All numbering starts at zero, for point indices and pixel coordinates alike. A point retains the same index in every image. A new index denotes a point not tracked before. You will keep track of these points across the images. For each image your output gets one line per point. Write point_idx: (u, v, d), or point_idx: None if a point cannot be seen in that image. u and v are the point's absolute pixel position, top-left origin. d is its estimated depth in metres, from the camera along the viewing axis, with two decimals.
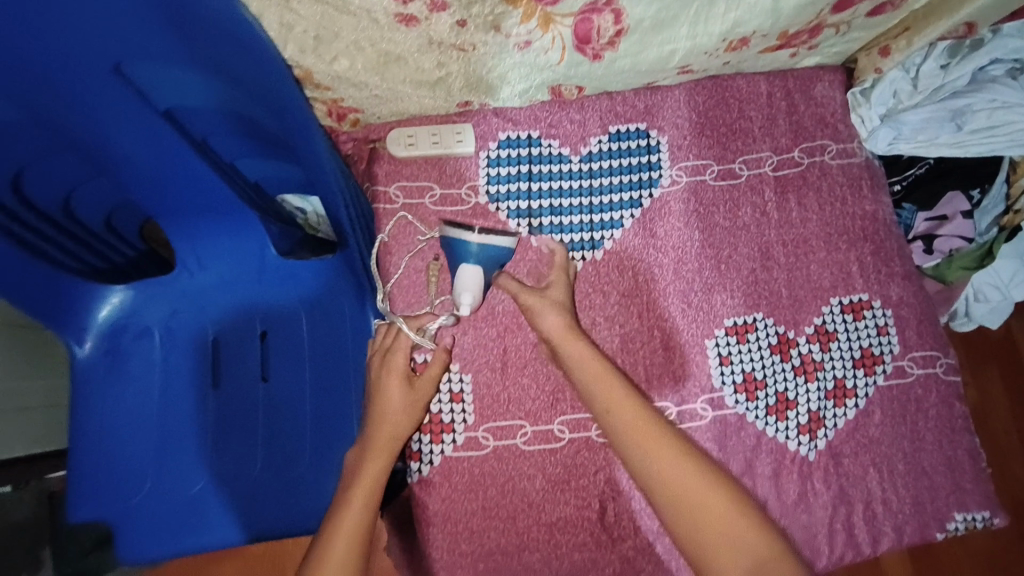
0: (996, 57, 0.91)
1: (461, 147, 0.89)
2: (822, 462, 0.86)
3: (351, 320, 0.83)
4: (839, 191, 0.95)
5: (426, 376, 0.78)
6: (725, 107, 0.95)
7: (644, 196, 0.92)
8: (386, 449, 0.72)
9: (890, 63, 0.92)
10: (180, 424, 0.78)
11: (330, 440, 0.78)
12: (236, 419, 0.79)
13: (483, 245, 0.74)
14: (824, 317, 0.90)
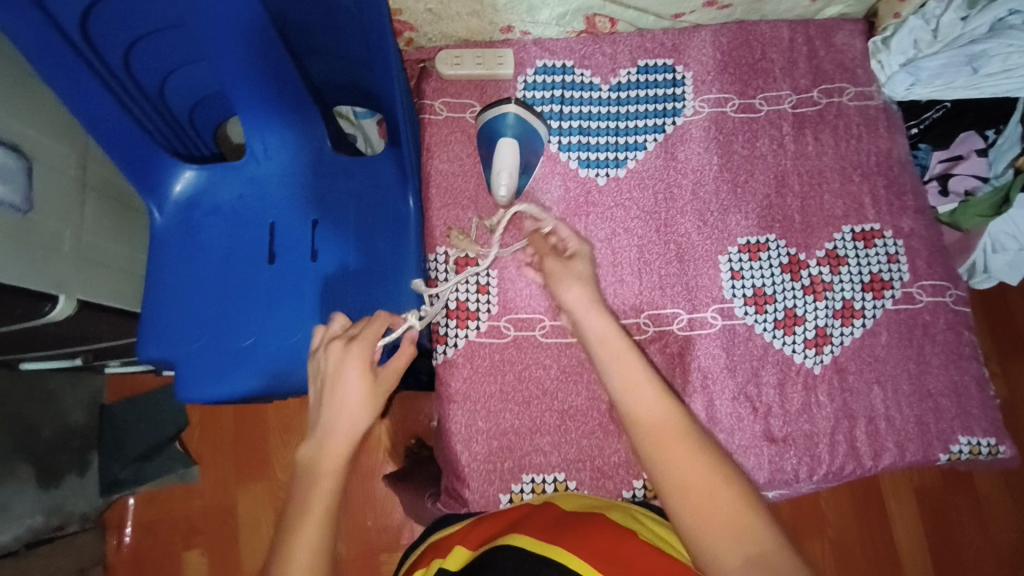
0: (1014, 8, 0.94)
1: (501, 70, 0.97)
2: (827, 376, 0.89)
3: (394, 212, 0.91)
4: (855, 130, 1.00)
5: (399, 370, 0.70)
6: (749, 48, 1.02)
7: (667, 123, 0.99)
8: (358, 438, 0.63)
9: (908, 12, 0.98)
10: (238, 288, 0.88)
11: (368, 314, 0.87)
12: (286, 289, 0.88)
13: (520, 117, 0.91)
14: (835, 242, 0.94)
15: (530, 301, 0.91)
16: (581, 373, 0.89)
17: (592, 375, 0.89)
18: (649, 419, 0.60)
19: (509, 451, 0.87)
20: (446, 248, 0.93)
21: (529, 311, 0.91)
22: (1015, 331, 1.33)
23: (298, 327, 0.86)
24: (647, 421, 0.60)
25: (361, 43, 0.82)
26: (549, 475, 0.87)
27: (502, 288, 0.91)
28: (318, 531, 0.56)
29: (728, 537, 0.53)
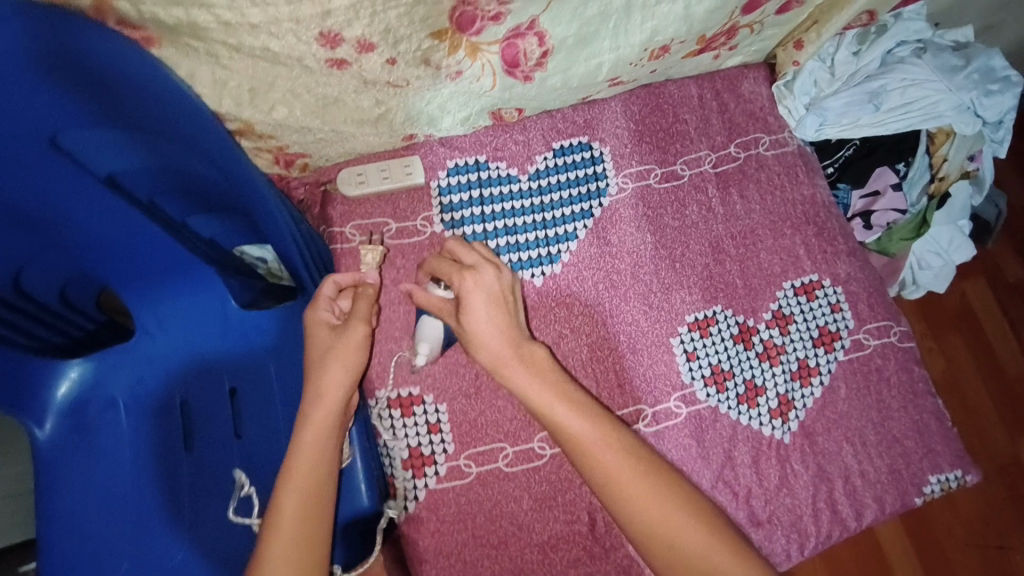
0: (901, 40, 0.97)
1: (410, 179, 0.90)
2: (798, 443, 0.88)
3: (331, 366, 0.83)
4: (777, 181, 0.99)
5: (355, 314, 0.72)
6: (660, 113, 0.99)
7: (594, 206, 0.94)
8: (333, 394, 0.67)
9: (807, 54, 0.98)
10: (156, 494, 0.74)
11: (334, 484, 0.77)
12: (211, 481, 0.75)
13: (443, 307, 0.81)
14: (780, 302, 0.93)
15: (487, 429, 0.84)
16: (554, 497, 0.83)
17: (567, 496, 0.83)
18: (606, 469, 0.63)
19: None
20: (388, 392, 0.84)
21: (487, 441, 0.84)
22: (937, 305, 1.34)
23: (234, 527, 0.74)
24: (608, 471, 0.63)
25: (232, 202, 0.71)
26: None
27: (454, 422, 0.84)
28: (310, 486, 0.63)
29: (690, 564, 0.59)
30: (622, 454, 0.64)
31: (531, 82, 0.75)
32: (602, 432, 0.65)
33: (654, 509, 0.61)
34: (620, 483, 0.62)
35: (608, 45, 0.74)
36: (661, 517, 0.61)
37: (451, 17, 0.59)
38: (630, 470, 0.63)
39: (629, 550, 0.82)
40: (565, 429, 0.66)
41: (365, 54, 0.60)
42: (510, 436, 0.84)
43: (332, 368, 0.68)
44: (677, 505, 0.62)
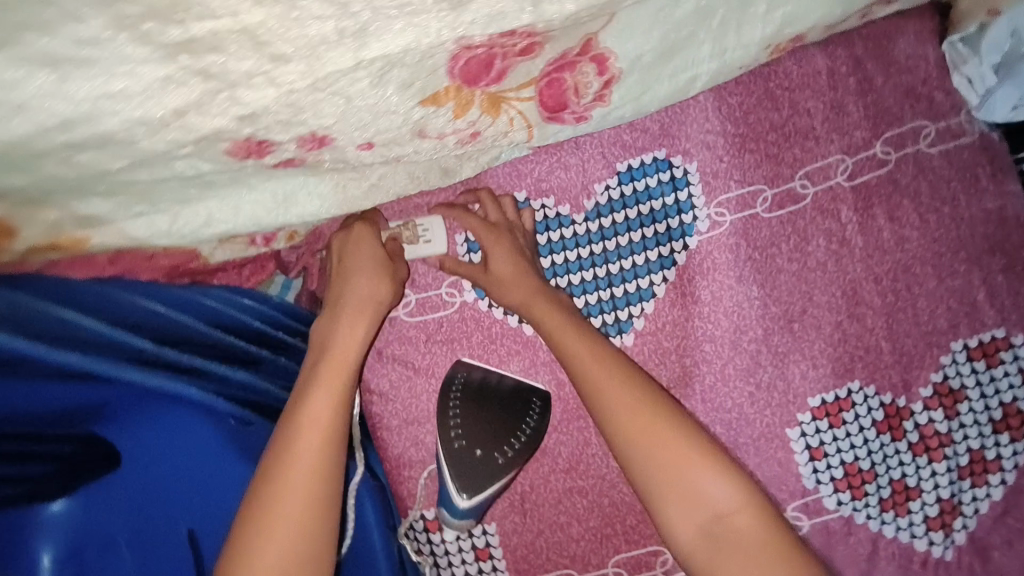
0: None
1: (427, 249, 0.64)
2: (964, 561, 0.67)
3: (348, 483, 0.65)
4: (946, 191, 0.69)
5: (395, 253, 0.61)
6: (771, 104, 0.69)
7: (676, 250, 0.69)
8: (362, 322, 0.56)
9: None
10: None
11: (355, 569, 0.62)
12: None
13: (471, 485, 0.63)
14: (945, 371, 0.67)
15: (549, 553, 0.68)
16: None
17: None
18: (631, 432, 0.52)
19: None
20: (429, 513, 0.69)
21: (550, 567, 0.68)
22: None
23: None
24: (629, 426, 0.52)
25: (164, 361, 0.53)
26: None
27: (507, 546, 0.68)
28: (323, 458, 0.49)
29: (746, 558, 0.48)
30: (678, 428, 0.52)
31: (587, 121, 0.49)
32: (647, 402, 0.53)
33: (718, 498, 0.49)
34: (674, 468, 0.50)
35: (709, 51, 0.47)
36: (728, 504, 0.49)
37: (451, 70, 0.38)
38: (687, 448, 0.51)
39: None
40: (603, 402, 0.53)
41: (316, 151, 0.41)
42: (576, 560, 0.68)
43: (360, 285, 0.57)
44: (748, 500, 0.50)
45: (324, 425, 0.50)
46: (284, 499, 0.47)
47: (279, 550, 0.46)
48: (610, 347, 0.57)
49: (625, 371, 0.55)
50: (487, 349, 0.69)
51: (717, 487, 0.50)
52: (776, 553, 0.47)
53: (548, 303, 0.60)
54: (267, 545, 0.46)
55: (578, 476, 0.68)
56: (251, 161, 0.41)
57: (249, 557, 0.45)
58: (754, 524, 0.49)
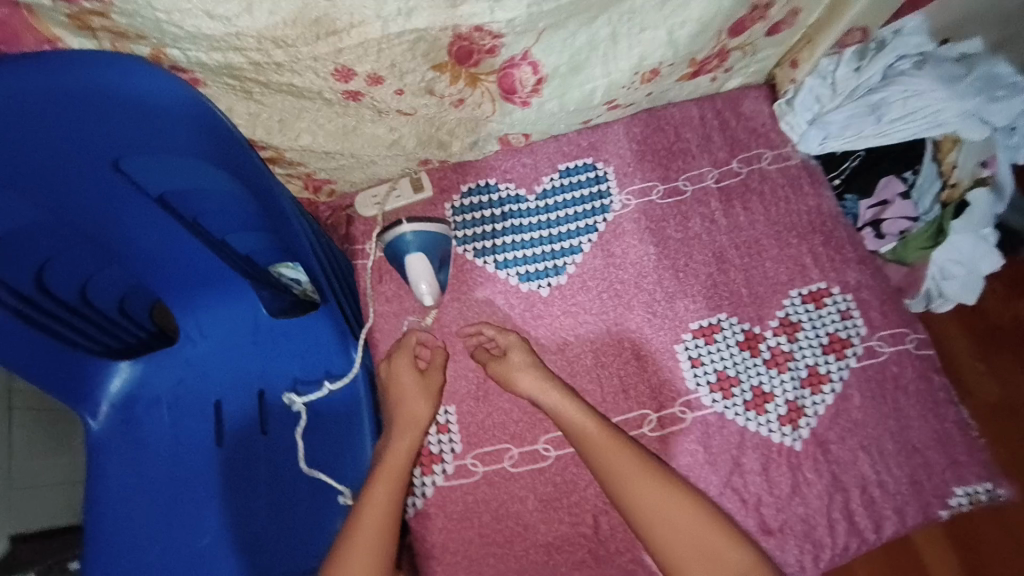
0: (901, 54, 0.97)
1: (422, 194, 0.98)
2: (810, 451, 0.87)
3: (337, 365, 0.89)
4: (781, 192, 1.01)
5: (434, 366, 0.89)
6: (663, 133, 1.04)
7: (598, 221, 0.99)
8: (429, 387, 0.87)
9: (804, 74, 1.02)
10: (201, 501, 0.82)
11: (351, 432, 0.87)
12: (255, 477, 0.83)
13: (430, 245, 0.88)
14: (786, 309, 0.94)
15: (495, 431, 0.88)
16: (559, 499, 0.85)
17: (572, 498, 0.85)
18: (608, 468, 0.77)
19: None
20: None
21: (494, 442, 0.88)
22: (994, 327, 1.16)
23: (294, 528, 0.81)
24: (597, 450, 0.78)
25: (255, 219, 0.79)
26: None
27: (463, 422, 0.89)
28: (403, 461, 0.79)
29: (653, 493, 0.75)
30: (607, 435, 0.79)
31: (529, 107, 0.84)
32: (609, 441, 0.78)
33: (634, 467, 0.76)
34: (619, 470, 0.76)
35: (602, 73, 0.82)
36: (637, 462, 0.77)
37: (449, 51, 0.69)
38: (612, 447, 0.78)
39: (634, 556, 0.83)
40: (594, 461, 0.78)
41: (376, 86, 0.71)
42: (515, 438, 0.88)
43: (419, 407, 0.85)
44: (647, 463, 0.77)
45: (427, 397, 0.85)
46: (411, 404, 0.85)
47: (380, 507, 0.75)
48: (548, 373, 0.84)
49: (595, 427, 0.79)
50: (460, 280, 0.96)
51: (625, 454, 0.77)
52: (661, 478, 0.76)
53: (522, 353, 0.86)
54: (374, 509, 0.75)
55: None
56: (342, 83, 0.69)
57: (378, 482, 0.77)
58: (703, 536, 0.73)
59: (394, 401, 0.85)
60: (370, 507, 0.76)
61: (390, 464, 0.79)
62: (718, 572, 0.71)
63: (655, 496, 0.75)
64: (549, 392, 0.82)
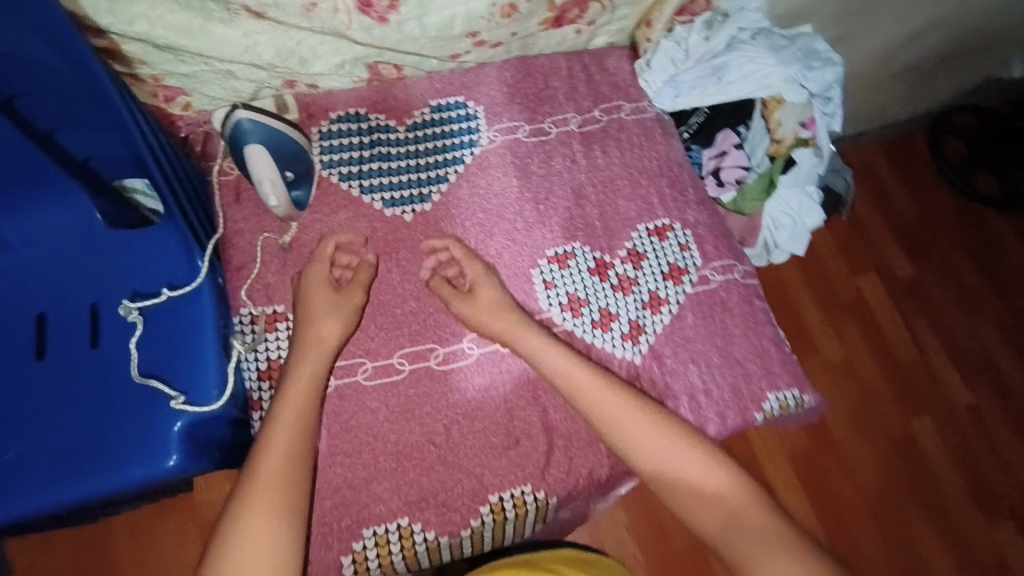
0: (740, 27, 1.12)
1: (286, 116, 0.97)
2: (647, 364, 0.95)
3: (174, 271, 0.87)
4: (636, 140, 1.11)
5: (354, 282, 0.90)
6: (532, 79, 1.10)
7: (465, 155, 1.03)
8: (349, 304, 0.88)
9: (659, 36, 1.14)
10: (9, 416, 0.79)
11: (187, 344, 0.84)
12: (75, 390, 0.80)
13: (277, 144, 0.91)
14: (634, 241, 1.02)
15: (349, 346, 0.89)
16: (411, 410, 0.87)
17: (423, 409, 0.87)
18: (610, 412, 0.83)
19: (346, 507, 0.83)
20: (284, 309, 0.89)
21: (347, 356, 0.89)
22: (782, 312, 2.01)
23: (115, 441, 0.79)
24: (584, 396, 0.84)
25: (80, 100, 0.76)
26: (391, 524, 0.83)
27: None
28: (308, 389, 0.80)
29: (639, 435, 0.82)
30: (601, 382, 0.85)
31: (388, 25, 0.88)
32: (609, 385, 0.85)
33: (632, 408, 0.84)
34: (624, 411, 0.83)
35: None
36: (652, 407, 0.85)
37: None
38: (607, 390, 0.84)
39: (481, 461, 0.86)
40: (582, 402, 0.84)
41: None
42: (370, 353, 0.89)
43: (324, 324, 0.85)
44: (663, 413, 0.85)
45: (341, 321, 0.86)
46: (320, 323, 0.85)
47: (280, 429, 0.77)
48: (510, 307, 0.90)
49: (605, 377, 0.85)
50: (323, 202, 0.96)
51: (641, 402, 0.85)
52: (680, 426, 0.84)
53: (490, 283, 0.91)
54: (276, 433, 0.77)
55: (378, 292, 0.93)
56: None
57: (275, 416, 0.78)
58: (707, 478, 0.80)
59: (303, 318, 0.85)
60: (271, 430, 0.77)
61: (298, 389, 0.80)
62: (714, 509, 0.78)
63: (640, 437, 0.82)
64: (529, 339, 0.88)
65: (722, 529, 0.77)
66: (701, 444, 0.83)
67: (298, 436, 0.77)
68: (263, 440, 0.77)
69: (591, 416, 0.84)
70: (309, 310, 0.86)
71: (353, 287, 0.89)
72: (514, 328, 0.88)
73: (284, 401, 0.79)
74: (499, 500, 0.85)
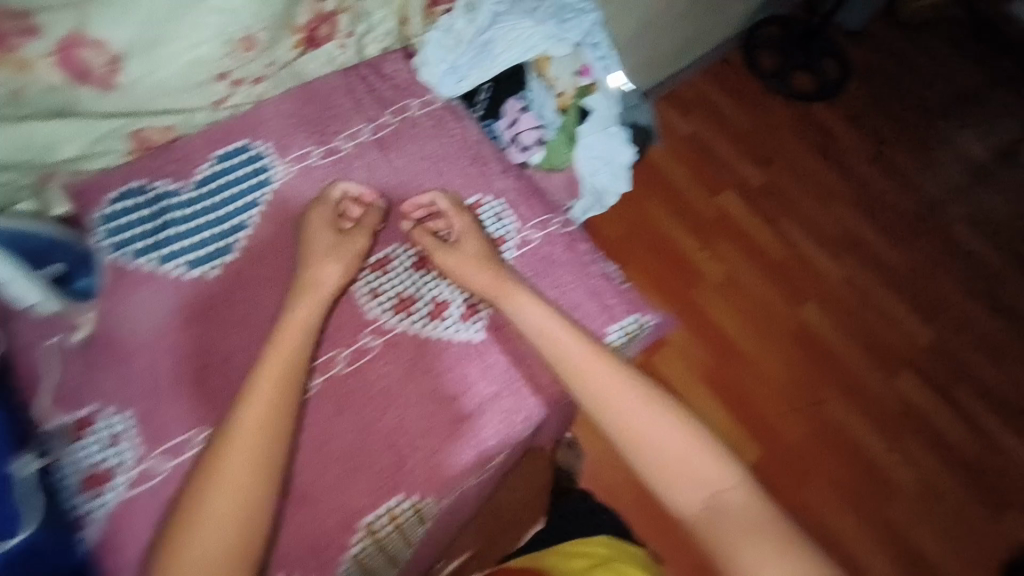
0: None
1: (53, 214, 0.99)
2: (489, 338, 0.99)
3: None
4: (430, 129, 1.14)
5: (364, 223, 0.97)
6: (314, 102, 1.10)
7: (263, 194, 1.03)
8: (366, 230, 0.96)
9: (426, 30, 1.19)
10: None
11: None
12: None
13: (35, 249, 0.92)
14: (449, 226, 1.05)
15: (181, 419, 0.90)
16: None
17: None
18: (599, 395, 0.87)
19: None
20: (95, 409, 0.89)
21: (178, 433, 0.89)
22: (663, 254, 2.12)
23: None
24: (582, 379, 0.89)
25: None
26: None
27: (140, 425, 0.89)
28: (282, 363, 0.82)
29: (628, 420, 0.85)
30: (602, 365, 0.89)
31: (116, 87, 0.89)
32: (609, 361, 0.90)
33: (612, 387, 0.87)
34: (604, 394, 0.87)
35: (184, 45, 0.90)
36: (643, 378, 0.89)
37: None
38: (602, 372, 0.89)
39: (348, 483, 0.88)
40: (581, 381, 0.89)
41: None
42: (206, 418, 0.90)
43: (318, 268, 0.91)
44: (651, 386, 0.88)
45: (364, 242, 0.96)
46: (317, 267, 0.91)
47: (259, 414, 0.78)
48: (496, 266, 0.97)
49: (603, 355, 0.90)
50: (121, 285, 0.94)
51: (629, 382, 0.88)
52: (669, 406, 0.86)
53: (489, 244, 1.01)
54: (249, 412, 0.78)
55: (205, 355, 0.93)
56: None
57: (251, 398, 0.79)
58: (690, 462, 0.81)
59: (305, 262, 0.92)
60: (239, 419, 0.77)
61: (276, 352, 0.83)
62: (697, 488, 0.80)
63: (626, 424, 0.85)
64: (540, 321, 0.93)
65: (704, 511, 0.79)
66: (687, 428, 0.84)
67: (271, 422, 0.78)
68: (229, 426, 0.77)
69: (585, 398, 0.88)
70: (310, 249, 0.93)
71: (357, 230, 0.96)
72: (502, 290, 0.95)
73: (254, 388, 0.80)
74: (373, 520, 0.87)
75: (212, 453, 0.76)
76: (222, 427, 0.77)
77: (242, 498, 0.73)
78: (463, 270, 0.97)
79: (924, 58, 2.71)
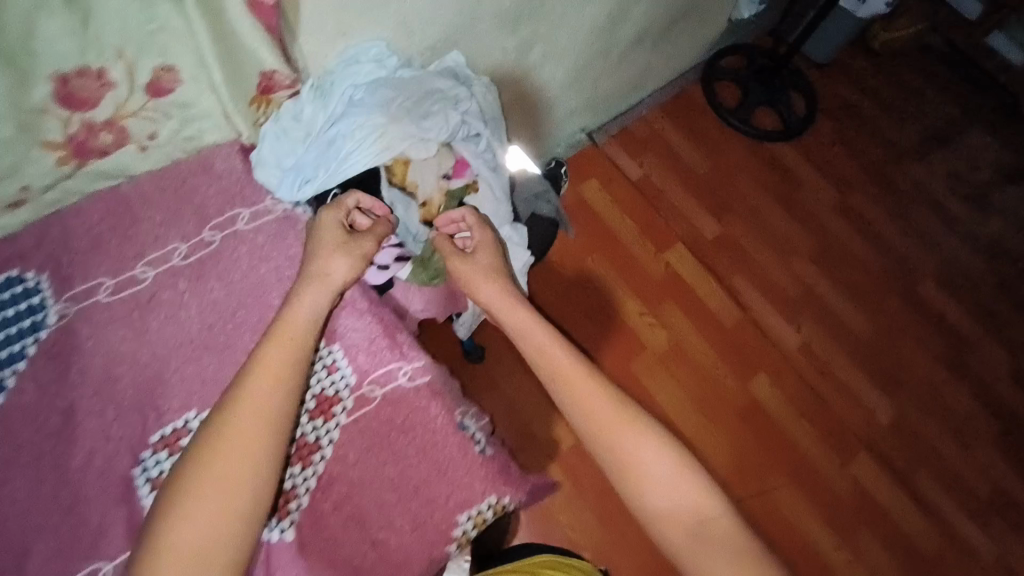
0: (354, 85, 0.99)
1: None
2: (304, 537, 0.78)
3: None
4: (261, 251, 0.94)
5: (365, 232, 0.89)
6: (114, 216, 0.90)
7: (28, 345, 0.82)
8: (358, 251, 0.86)
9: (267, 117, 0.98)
10: None
11: None
12: None
13: None
14: None
15: None
16: None
17: None
18: (579, 401, 0.82)
19: None
20: None
21: None
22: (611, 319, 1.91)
23: None
24: (569, 386, 0.84)
25: None
26: None
27: None
28: (273, 398, 0.69)
29: (611, 424, 0.80)
30: (585, 377, 0.84)
31: None
32: (580, 364, 0.85)
33: (574, 396, 0.83)
34: (578, 396, 0.83)
35: None
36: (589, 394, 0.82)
37: None
38: (581, 367, 0.85)
39: None
40: (561, 379, 0.84)
41: None
42: None
43: (329, 262, 0.83)
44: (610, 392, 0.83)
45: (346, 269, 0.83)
46: (327, 264, 0.83)
47: (242, 442, 0.66)
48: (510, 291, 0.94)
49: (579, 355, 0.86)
50: None
51: (592, 389, 0.83)
52: (635, 418, 0.80)
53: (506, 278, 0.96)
54: (233, 438, 0.66)
55: None
56: None
57: (239, 415, 0.67)
58: (670, 479, 0.76)
59: (310, 259, 0.84)
60: (224, 451, 0.65)
61: (270, 365, 0.71)
62: (680, 516, 0.74)
63: (618, 424, 0.80)
64: (516, 321, 0.91)
65: (689, 537, 0.73)
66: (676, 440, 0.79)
67: (252, 451, 0.66)
68: (209, 460, 0.64)
69: (563, 398, 0.84)
70: (319, 241, 0.86)
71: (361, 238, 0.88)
72: (500, 299, 0.93)
73: (254, 383, 0.70)
74: None
75: (185, 484, 0.63)
76: (206, 444, 0.66)
77: (220, 530, 0.62)
78: (499, 301, 0.93)
79: (897, 92, 2.52)
